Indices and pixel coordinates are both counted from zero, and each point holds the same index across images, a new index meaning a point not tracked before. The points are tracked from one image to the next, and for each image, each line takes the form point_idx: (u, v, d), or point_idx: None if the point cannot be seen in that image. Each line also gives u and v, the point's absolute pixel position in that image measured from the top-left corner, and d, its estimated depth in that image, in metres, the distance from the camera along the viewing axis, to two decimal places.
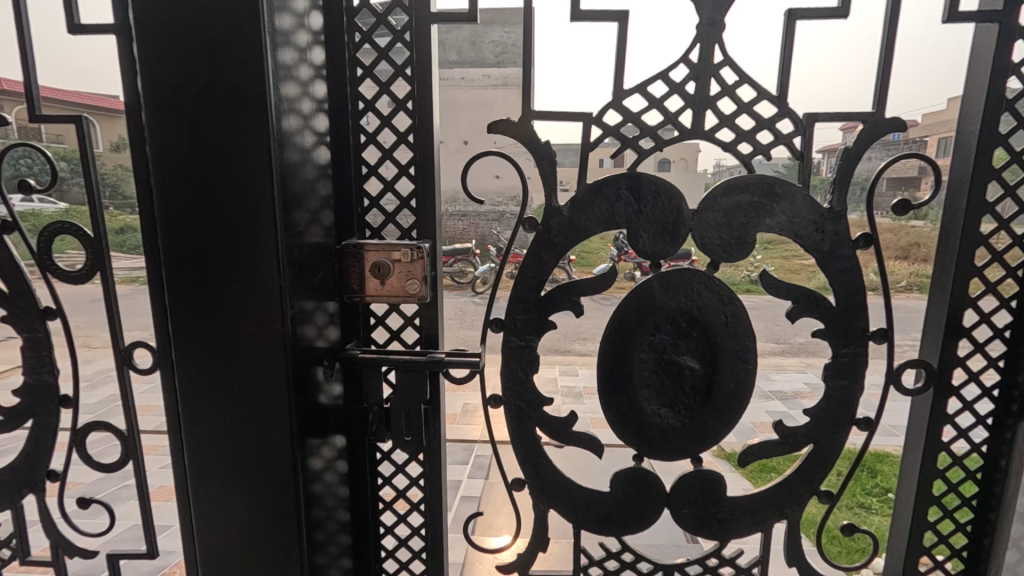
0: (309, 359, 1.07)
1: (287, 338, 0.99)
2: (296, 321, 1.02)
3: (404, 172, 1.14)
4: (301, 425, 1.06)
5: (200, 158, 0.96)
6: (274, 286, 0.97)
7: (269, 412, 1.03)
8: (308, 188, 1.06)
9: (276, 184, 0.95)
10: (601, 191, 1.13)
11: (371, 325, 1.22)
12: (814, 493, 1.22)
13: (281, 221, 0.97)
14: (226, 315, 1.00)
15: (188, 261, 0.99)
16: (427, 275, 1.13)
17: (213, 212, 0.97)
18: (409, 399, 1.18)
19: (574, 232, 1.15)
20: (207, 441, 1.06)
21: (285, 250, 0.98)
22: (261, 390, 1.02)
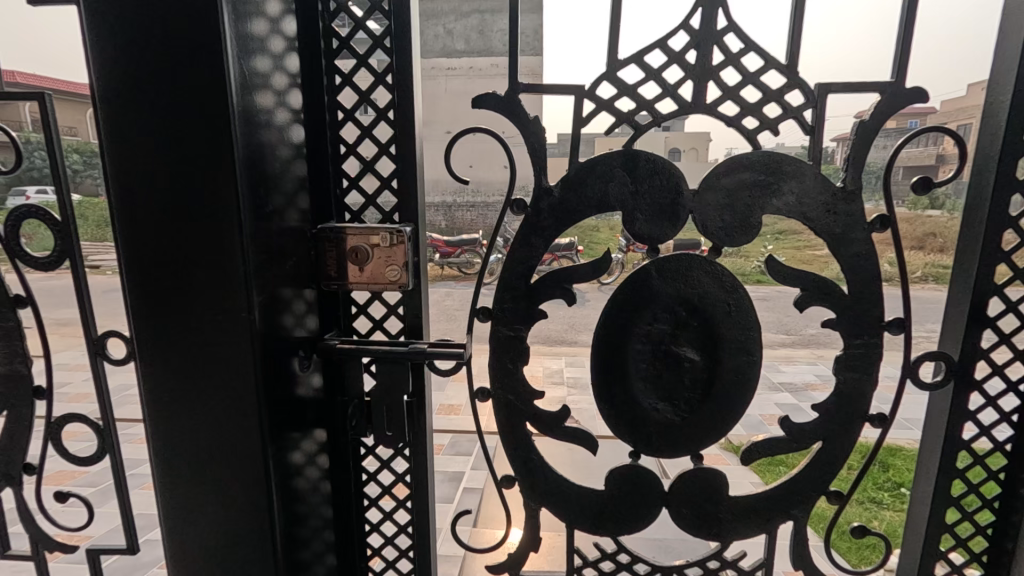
0: (282, 350, 1.01)
1: (255, 328, 0.93)
2: (267, 309, 0.96)
3: (384, 151, 1.08)
4: (274, 420, 1.00)
5: (158, 136, 0.89)
6: (239, 273, 0.91)
7: (239, 406, 0.97)
8: (281, 168, 0.99)
9: (240, 163, 0.89)
10: (594, 169, 1.05)
11: (353, 314, 1.16)
12: (824, 493, 1.15)
13: (247, 202, 0.90)
14: (191, 304, 0.94)
15: (147, 247, 0.93)
16: (408, 261, 1.06)
17: (173, 194, 0.90)
18: (391, 393, 1.12)
19: (565, 214, 1.07)
20: (177, 437, 1.01)
21: (250, 234, 0.91)
22: (230, 382, 0.96)
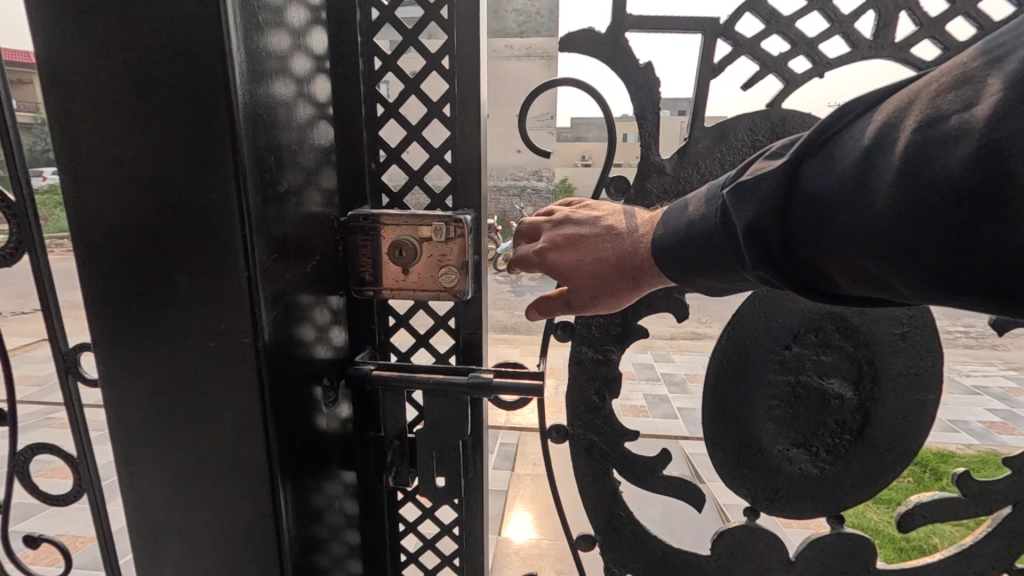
0: (299, 385, 0.73)
1: (261, 364, 0.63)
2: (278, 332, 0.67)
3: (435, 113, 0.81)
4: (290, 485, 0.71)
5: (119, 79, 0.59)
6: (237, 281, 0.61)
7: (239, 476, 0.67)
8: (298, 137, 0.71)
9: (239, 119, 0.59)
10: (726, 137, 0.76)
11: (390, 327, 0.91)
12: (1004, 568, 0.88)
13: (255, 180, 0.62)
14: (169, 326, 0.63)
15: (105, 244, 0.63)
16: (468, 261, 0.78)
17: (143, 168, 0.60)
18: (442, 434, 0.85)
19: (683, 199, 0.78)
20: (150, 516, 0.70)
21: (257, 227, 0.62)
22: (226, 442, 0.66)
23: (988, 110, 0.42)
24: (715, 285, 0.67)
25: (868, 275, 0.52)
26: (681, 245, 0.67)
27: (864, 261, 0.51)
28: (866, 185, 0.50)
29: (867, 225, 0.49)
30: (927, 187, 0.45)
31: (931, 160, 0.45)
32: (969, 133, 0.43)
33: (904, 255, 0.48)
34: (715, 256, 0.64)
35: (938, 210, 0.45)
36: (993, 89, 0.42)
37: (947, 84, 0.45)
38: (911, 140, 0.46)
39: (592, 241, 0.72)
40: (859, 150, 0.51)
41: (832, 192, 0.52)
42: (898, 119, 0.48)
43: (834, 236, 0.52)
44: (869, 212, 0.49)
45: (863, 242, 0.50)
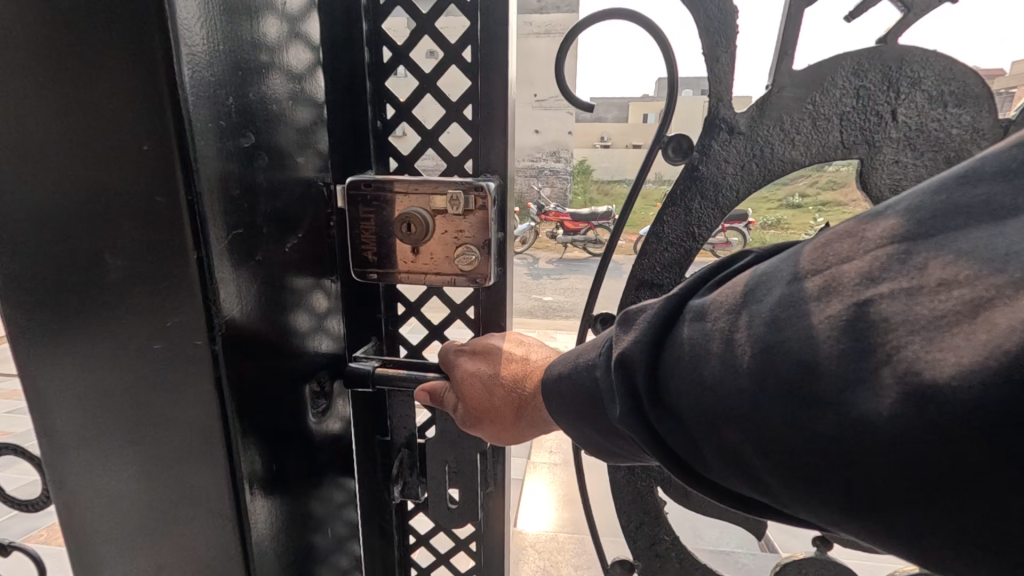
0: (281, 386, 0.60)
1: (222, 373, 0.50)
2: (251, 318, 0.54)
3: (454, 59, 0.66)
4: (268, 508, 0.58)
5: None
6: (188, 268, 0.47)
7: (204, 504, 0.54)
8: (277, 80, 0.56)
9: (180, 58, 0.43)
10: (824, 84, 0.59)
11: (399, 316, 0.78)
12: None
13: (210, 133, 0.47)
14: (110, 320, 0.50)
15: (28, 218, 0.49)
16: (491, 240, 0.64)
17: (65, 116, 0.46)
18: (458, 444, 0.72)
19: (762, 162, 0.63)
20: (103, 549, 0.58)
21: (213, 196, 0.48)
22: (184, 465, 0.53)
23: (856, 271, 0.34)
24: (590, 428, 0.53)
25: (730, 459, 0.39)
26: (568, 371, 0.57)
27: (725, 439, 0.39)
28: (723, 342, 0.39)
29: (724, 390, 0.38)
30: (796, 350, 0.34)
31: (803, 314, 0.35)
32: (836, 293, 0.34)
33: (766, 440, 0.36)
34: (593, 393, 0.52)
35: (796, 380, 0.34)
36: (877, 249, 0.34)
37: (816, 242, 0.38)
38: (780, 292, 0.37)
39: (506, 356, 0.67)
40: (732, 296, 0.40)
41: (692, 340, 0.41)
42: (766, 271, 0.39)
43: (690, 398, 0.40)
44: (736, 369, 0.37)
45: (719, 414, 0.38)
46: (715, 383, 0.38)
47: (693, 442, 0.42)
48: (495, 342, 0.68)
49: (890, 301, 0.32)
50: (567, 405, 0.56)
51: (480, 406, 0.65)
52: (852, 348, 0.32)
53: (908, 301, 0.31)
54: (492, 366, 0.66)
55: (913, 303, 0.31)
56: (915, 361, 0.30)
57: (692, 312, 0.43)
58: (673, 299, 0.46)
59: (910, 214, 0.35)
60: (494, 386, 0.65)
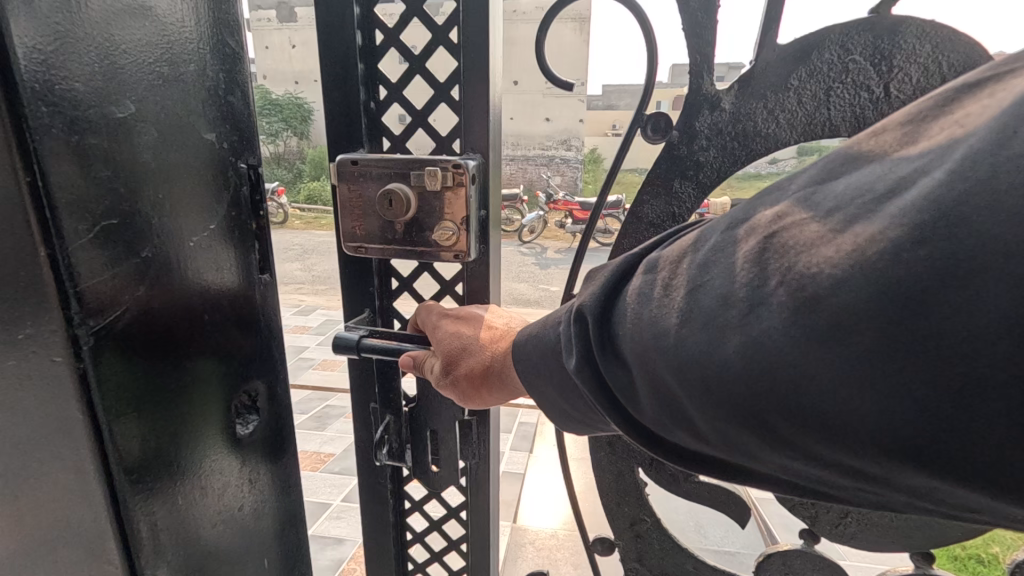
0: (185, 399, 0.53)
1: (83, 376, 0.43)
2: (141, 318, 0.48)
3: (441, 41, 0.68)
4: (164, 528, 0.51)
5: None
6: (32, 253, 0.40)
7: (77, 526, 0.47)
8: (163, 52, 0.48)
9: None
10: (808, 60, 0.57)
11: (393, 290, 0.81)
12: None
13: (64, 89, 0.40)
14: None
15: None
16: (469, 216, 0.66)
17: None
18: (442, 413, 0.76)
19: (744, 143, 0.61)
20: None
21: (69, 168, 0.41)
22: (49, 483, 0.46)
23: (771, 212, 0.35)
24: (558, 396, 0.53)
25: (670, 402, 0.39)
26: (533, 330, 0.57)
27: (661, 384, 0.38)
28: (660, 288, 0.39)
29: (655, 331, 0.38)
30: (717, 287, 0.35)
31: (722, 257, 0.36)
32: (752, 233, 0.35)
33: (692, 373, 0.35)
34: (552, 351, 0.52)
35: (714, 310, 0.35)
36: (791, 193, 0.36)
37: (750, 200, 0.39)
38: (711, 242, 0.38)
39: (481, 320, 0.69)
40: (671, 250, 0.41)
41: (632, 292, 0.42)
42: (703, 229, 0.40)
43: (630, 342, 0.40)
44: (665, 309, 0.38)
45: (653, 354, 0.38)
46: (647, 324, 0.38)
47: (631, 390, 0.41)
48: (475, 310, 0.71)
49: (795, 229, 0.33)
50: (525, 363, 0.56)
51: (453, 364, 0.66)
52: (754, 275, 0.33)
53: (802, 226, 0.33)
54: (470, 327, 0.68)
55: (804, 227, 0.32)
56: (802, 275, 0.31)
57: (643, 268, 0.43)
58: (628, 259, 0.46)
59: (819, 164, 0.36)
60: (466, 346, 0.67)
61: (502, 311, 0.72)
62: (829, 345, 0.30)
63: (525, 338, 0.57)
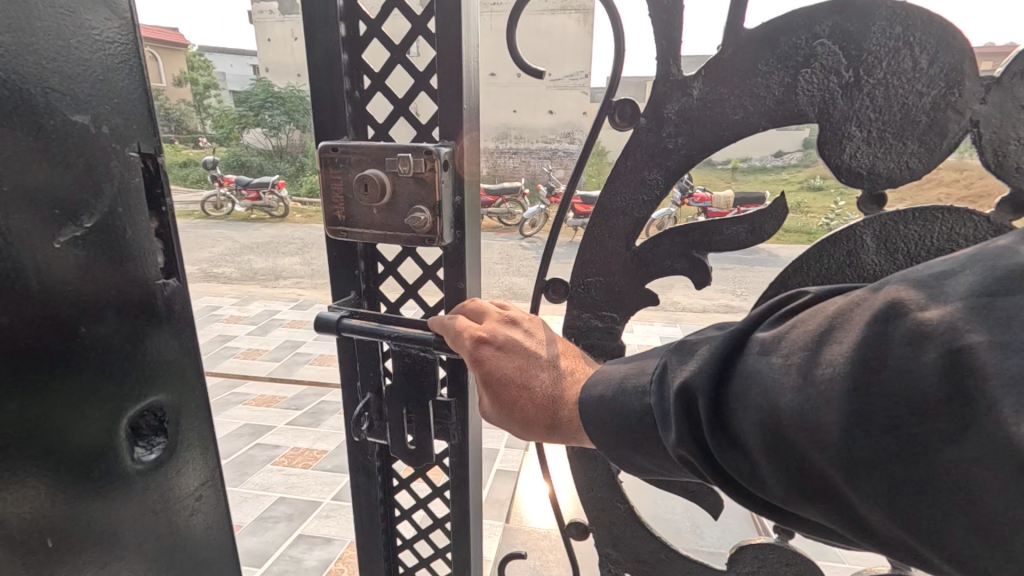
0: (85, 421, 0.43)
1: None
2: None
3: (420, 30, 0.70)
4: None
5: None
6: None
7: None
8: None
9: None
10: (775, 44, 0.56)
11: (379, 275, 0.84)
12: None
13: None
14: None
15: None
16: (441, 201, 0.68)
17: None
18: (419, 393, 0.78)
19: (712, 129, 0.60)
20: None
21: None
22: None
23: (935, 320, 0.32)
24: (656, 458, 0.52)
25: (806, 495, 0.38)
26: (608, 394, 0.56)
27: (804, 475, 0.37)
28: (799, 378, 0.37)
29: (801, 425, 0.37)
30: (883, 399, 0.33)
31: (881, 362, 0.33)
32: (922, 342, 0.32)
33: (841, 476, 0.35)
34: (644, 415, 0.51)
35: (879, 420, 0.33)
36: (956, 292, 0.33)
37: (904, 288, 0.36)
38: (857, 338, 0.36)
39: (531, 359, 0.64)
40: (805, 338, 0.39)
41: (758, 376, 0.40)
42: (844, 315, 0.38)
43: (757, 431, 0.39)
44: (812, 404, 0.36)
45: (791, 448, 0.37)
46: (790, 418, 0.37)
47: (757, 472, 0.41)
48: (516, 340, 0.65)
49: (975, 348, 0.30)
50: (616, 427, 0.54)
51: (513, 411, 0.64)
52: (935, 398, 0.31)
53: (996, 354, 0.29)
54: (524, 371, 0.64)
55: (1003, 360, 0.29)
56: (1001, 407, 0.28)
57: (759, 346, 0.42)
58: (737, 332, 0.45)
59: (989, 272, 0.33)
60: (524, 392, 0.63)
61: (557, 341, 0.68)
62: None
63: (609, 399, 0.55)
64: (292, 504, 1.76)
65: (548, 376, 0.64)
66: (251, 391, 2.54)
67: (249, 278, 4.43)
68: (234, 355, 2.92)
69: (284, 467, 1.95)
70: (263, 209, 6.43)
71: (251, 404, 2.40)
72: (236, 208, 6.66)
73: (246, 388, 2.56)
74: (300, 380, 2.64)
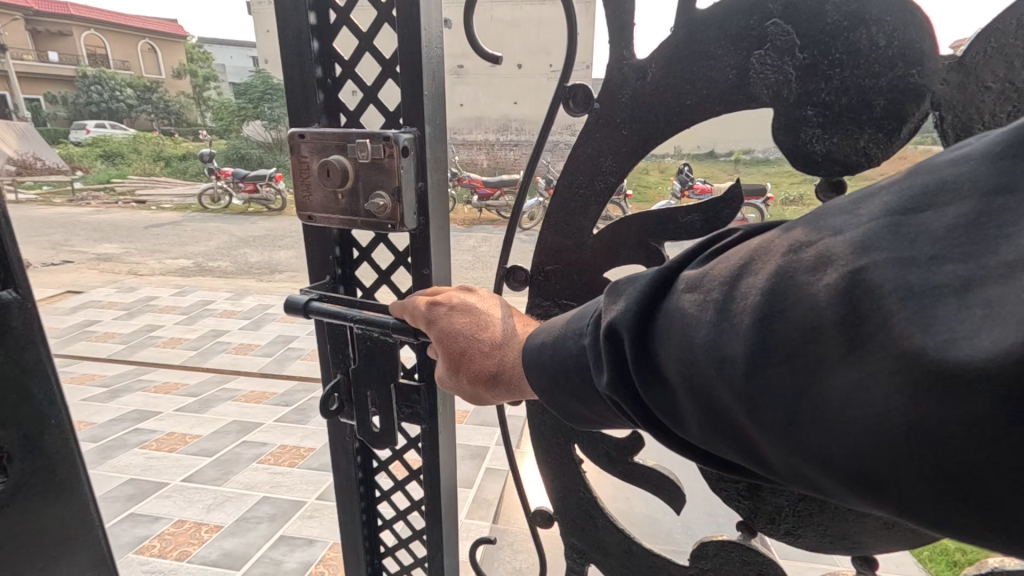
0: None
1: None
2: None
3: (385, 18, 0.71)
4: None
5: None
6: None
7: None
8: None
9: None
10: (725, 25, 0.54)
11: (354, 260, 0.86)
12: None
13: None
14: None
15: None
16: (399, 186, 0.68)
17: None
18: (385, 377, 0.79)
19: (665, 116, 0.59)
20: None
21: None
22: None
23: (852, 239, 0.30)
24: (586, 410, 0.50)
25: (719, 429, 0.36)
26: (551, 342, 0.52)
27: (716, 410, 0.35)
28: (715, 311, 0.35)
29: (714, 358, 0.34)
30: (794, 322, 0.31)
31: (794, 286, 0.31)
32: (833, 262, 0.31)
33: (759, 407, 0.33)
34: (575, 363, 0.48)
35: (795, 345, 0.31)
36: (875, 212, 0.31)
37: (829, 212, 0.34)
38: (775, 264, 0.33)
39: (480, 315, 0.63)
40: (728, 267, 0.36)
41: (680, 310, 0.38)
42: (763, 244, 0.35)
43: (676, 368, 0.37)
44: (726, 334, 0.34)
45: (706, 383, 0.35)
46: (706, 350, 0.35)
47: (674, 410, 0.39)
48: (470, 300, 0.65)
49: (883, 267, 0.28)
50: (551, 377, 0.50)
51: (459, 366, 0.62)
52: (841, 315, 0.29)
53: (900, 268, 0.28)
54: (471, 325, 0.62)
55: (899, 274, 0.27)
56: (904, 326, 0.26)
57: (684, 283, 0.39)
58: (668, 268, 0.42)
59: (904, 190, 0.31)
60: (470, 347, 0.62)
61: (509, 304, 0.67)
62: (923, 411, 0.26)
63: (543, 350, 0.52)
64: (274, 505, 1.82)
65: (493, 331, 0.62)
66: (242, 388, 2.62)
67: (245, 274, 4.52)
68: (227, 351, 3.01)
69: (270, 467, 2.01)
70: (259, 200, 6.63)
71: (241, 401, 2.50)
72: (258, 204, 6.88)
73: (237, 385, 2.64)
74: (292, 376, 2.71)
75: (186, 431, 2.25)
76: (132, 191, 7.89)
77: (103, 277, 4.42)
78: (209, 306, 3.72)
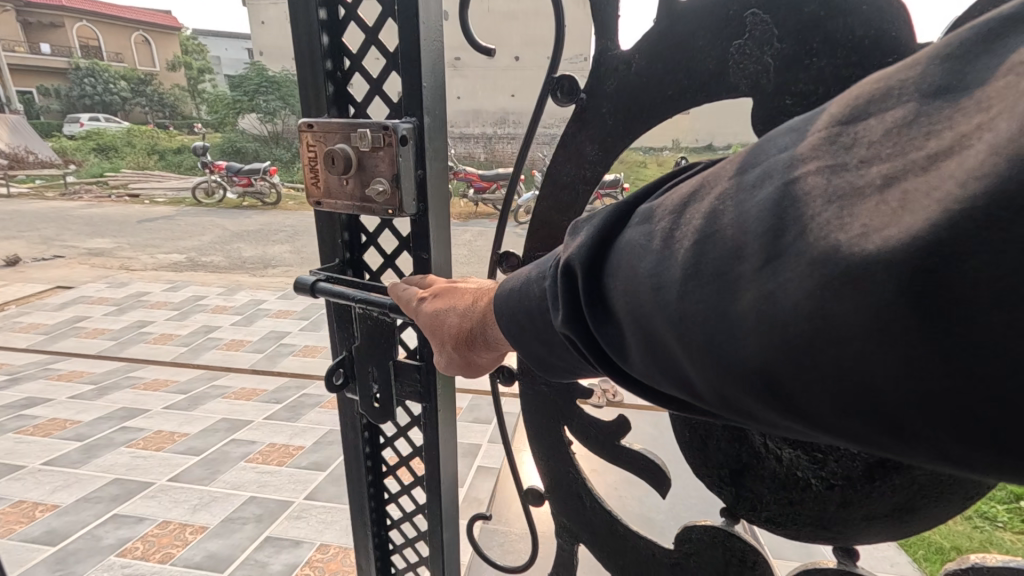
0: None
1: None
2: None
3: (389, 12, 0.72)
4: None
5: None
6: None
7: None
8: None
9: None
10: (710, 18, 0.57)
11: (362, 244, 0.87)
12: None
13: None
14: None
15: None
16: (399, 173, 0.70)
17: None
18: (385, 357, 0.80)
19: (657, 107, 0.61)
20: None
21: None
22: None
23: (786, 158, 0.33)
24: (547, 356, 0.52)
25: (661, 353, 0.38)
26: (516, 288, 0.53)
27: (657, 333, 0.37)
28: (663, 238, 0.38)
29: (657, 280, 0.37)
30: (728, 236, 0.33)
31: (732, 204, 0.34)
32: (768, 178, 0.33)
33: (692, 322, 0.35)
34: (537, 306, 0.50)
35: (728, 259, 0.33)
36: (810, 133, 0.33)
37: (772, 138, 0.36)
38: (717, 189, 0.36)
39: (456, 291, 0.66)
40: (677, 199, 0.39)
41: (633, 241, 0.40)
42: (709, 174, 0.38)
43: (624, 294, 0.39)
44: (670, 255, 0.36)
45: (648, 305, 0.37)
46: (650, 273, 0.37)
47: (622, 339, 0.40)
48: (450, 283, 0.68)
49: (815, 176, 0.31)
50: (516, 325, 0.52)
51: (440, 337, 0.64)
52: (772, 224, 0.32)
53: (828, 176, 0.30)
54: (447, 299, 0.65)
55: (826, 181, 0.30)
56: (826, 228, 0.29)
57: (638, 216, 0.41)
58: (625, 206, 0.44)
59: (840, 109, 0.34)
60: (446, 317, 0.64)
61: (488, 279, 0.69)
62: (840, 298, 0.28)
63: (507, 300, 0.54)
64: (262, 504, 1.80)
65: (466, 298, 0.64)
66: (234, 385, 2.60)
67: (240, 269, 4.51)
68: (220, 347, 2.99)
69: (259, 465, 2.00)
70: (251, 195, 6.59)
71: (231, 398, 2.47)
72: (249, 202, 6.84)
73: (227, 382, 2.62)
74: (285, 372, 2.70)
75: (175, 428, 2.23)
76: (121, 184, 7.80)
77: (93, 273, 4.37)
78: (200, 302, 3.69)
